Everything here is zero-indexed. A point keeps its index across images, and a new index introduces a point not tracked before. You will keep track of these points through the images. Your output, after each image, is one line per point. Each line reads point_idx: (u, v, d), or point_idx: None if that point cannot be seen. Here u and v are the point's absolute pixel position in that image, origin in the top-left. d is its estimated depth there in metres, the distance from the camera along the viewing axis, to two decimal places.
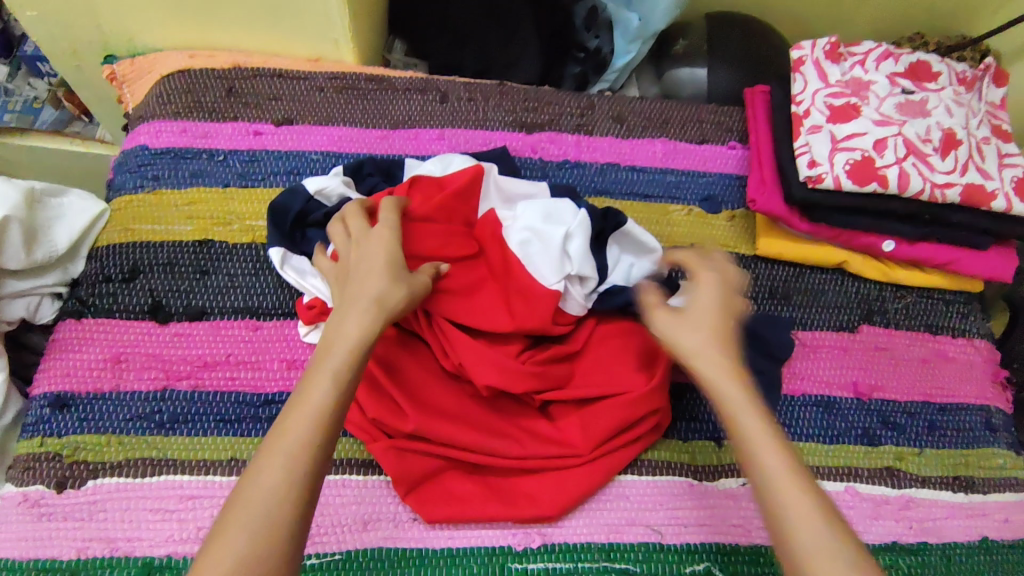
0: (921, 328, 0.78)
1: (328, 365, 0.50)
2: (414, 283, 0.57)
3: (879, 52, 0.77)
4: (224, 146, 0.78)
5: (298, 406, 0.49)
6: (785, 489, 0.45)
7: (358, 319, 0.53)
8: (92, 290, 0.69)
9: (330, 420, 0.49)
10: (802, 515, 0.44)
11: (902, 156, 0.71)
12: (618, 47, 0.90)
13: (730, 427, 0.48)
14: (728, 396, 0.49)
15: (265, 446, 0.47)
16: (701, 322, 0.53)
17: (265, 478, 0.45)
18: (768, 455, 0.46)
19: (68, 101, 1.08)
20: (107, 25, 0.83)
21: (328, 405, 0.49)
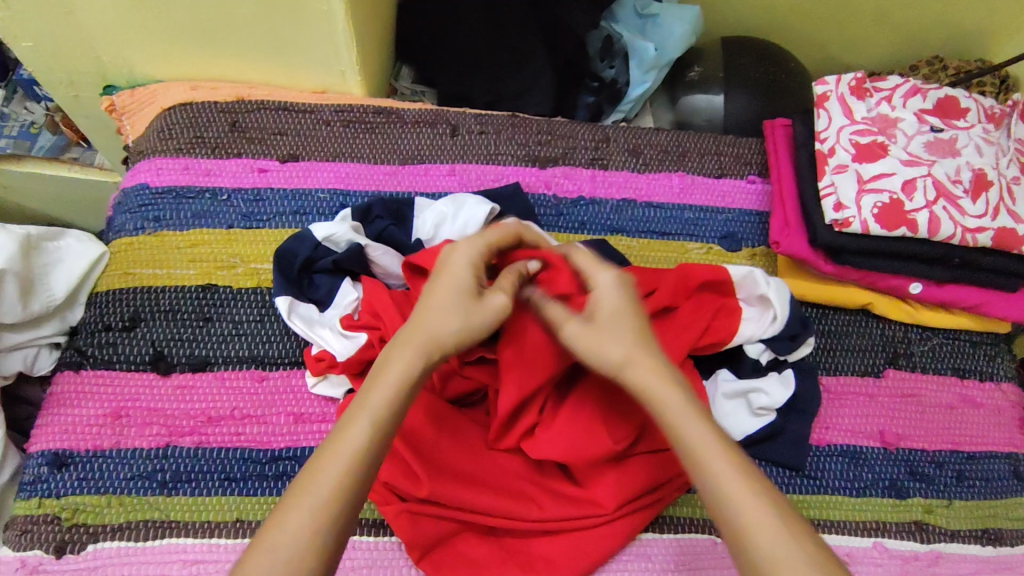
0: (948, 372, 0.76)
1: (373, 399, 0.46)
2: (478, 310, 0.51)
3: (906, 87, 0.74)
4: (228, 184, 0.75)
5: (337, 441, 0.45)
6: (736, 492, 0.44)
7: (410, 348, 0.48)
8: (91, 340, 0.66)
9: (366, 464, 0.45)
10: (756, 518, 0.43)
11: (932, 199, 0.68)
12: (634, 77, 0.88)
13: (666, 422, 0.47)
14: (664, 396, 0.48)
15: (303, 479, 0.44)
16: (612, 330, 0.50)
17: (300, 516, 0.42)
18: (712, 455, 0.45)
19: (65, 128, 1.06)
20: (106, 55, 0.80)
21: (365, 447, 0.45)
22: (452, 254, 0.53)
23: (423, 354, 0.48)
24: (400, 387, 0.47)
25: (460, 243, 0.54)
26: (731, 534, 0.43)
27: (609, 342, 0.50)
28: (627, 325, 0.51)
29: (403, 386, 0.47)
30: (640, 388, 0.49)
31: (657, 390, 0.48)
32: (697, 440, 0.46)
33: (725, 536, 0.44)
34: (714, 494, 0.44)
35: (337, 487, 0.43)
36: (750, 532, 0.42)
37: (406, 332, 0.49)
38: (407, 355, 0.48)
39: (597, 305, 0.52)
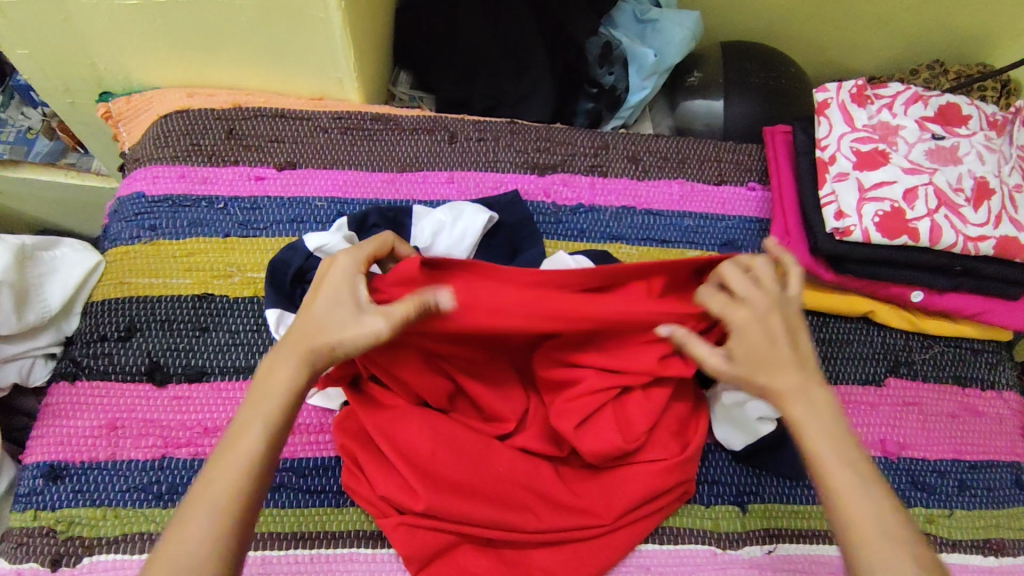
0: (950, 380, 0.76)
1: (262, 410, 0.49)
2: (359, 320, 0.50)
3: (907, 94, 0.74)
4: (225, 193, 0.75)
5: (226, 453, 0.47)
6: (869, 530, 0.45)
7: (292, 363, 0.50)
8: (86, 350, 0.66)
9: (259, 474, 0.47)
10: (860, 520, 0.46)
11: (934, 208, 0.68)
12: (633, 84, 0.87)
13: (818, 473, 0.48)
14: (820, 447, 0.49)
15: (193, 491, 0.46)
16: (757, 359, 0.51)
17: (191, 534, 0.44)
18: (830, 463, 0.48)
19: (63, 134, 1.05)
20: (102, 62, 0.80)
21: (256, 453, 0.47)
22: (331, 264, 0.53)
23: (311, 363, 0.50)
24: (283, 397, 0.49)
25: (339, 254, 0.54)
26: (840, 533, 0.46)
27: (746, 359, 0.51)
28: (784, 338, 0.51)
29: (286, 393, 0.49)
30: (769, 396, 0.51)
31: (788, 395, 0.50)
32: (821, 454, 0.48)
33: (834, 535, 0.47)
34: (825, 493, 0.48)
35: (230, 496, 0.45)
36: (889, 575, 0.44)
37: (286, 342, 0.51)
38: (292, 367, 0.50)
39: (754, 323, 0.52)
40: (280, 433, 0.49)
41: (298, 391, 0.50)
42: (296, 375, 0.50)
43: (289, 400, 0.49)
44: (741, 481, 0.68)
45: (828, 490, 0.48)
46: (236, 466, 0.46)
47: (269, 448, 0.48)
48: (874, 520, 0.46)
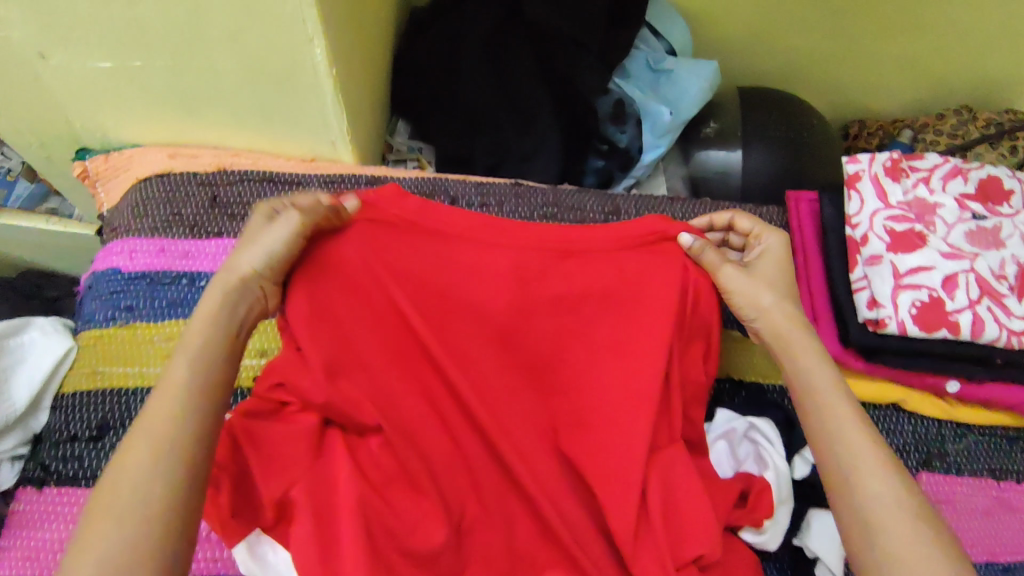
0: (984, 473, 0.71)
1: (186, 349, 0.46)
2: (280, 232, 0.52)
3: (945, 168, 0.68)
4: (206, 268, 0.69)
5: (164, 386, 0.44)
6: (852, 438, 0.47)
7: (215, 300, 0.48)
8: (55, 453, 0.61)
9: (195, 400, 0.43)
10: (858, 456, 0.46)
11: (975, 298, 0.63)
12: (647, 142, 0.82)
13: (808, 395, 0.51)
14: (813, 375, 0.52)
15: (135, 428, 0.42)
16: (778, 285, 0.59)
17: (129, 475, 0.40)
18: (834, 404, 0.50)
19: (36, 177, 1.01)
20: (77, 121, 0.74)
21: (188, 378, 0.44)
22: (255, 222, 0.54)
23: (233, 293, 0.49)
24: (210, 324, 0.47)
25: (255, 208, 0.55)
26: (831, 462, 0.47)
27: (751, 296, 0.58)
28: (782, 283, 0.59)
29: (214, 319, 0.48)
30: (777, 342, 0.55)
31: (790, 340, 0.55)
32: (810, 376, 0.52)
33: (826, 471, 0.48)
34: (822, 427, 0.49)
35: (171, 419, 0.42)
36: (861, 469, 0.46)
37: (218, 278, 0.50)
38: (216, 299, 0.48)
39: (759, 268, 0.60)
40: (213, 358, 0.46)
41: (221, 316, 0.48)
42: (220, 308, 0.48)
43: (214, 327, 0.47)
44: None
45: (812, 409, 0.50)
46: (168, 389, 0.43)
47: (205, 373, 0.45)
48: (875, 464, 0.46)
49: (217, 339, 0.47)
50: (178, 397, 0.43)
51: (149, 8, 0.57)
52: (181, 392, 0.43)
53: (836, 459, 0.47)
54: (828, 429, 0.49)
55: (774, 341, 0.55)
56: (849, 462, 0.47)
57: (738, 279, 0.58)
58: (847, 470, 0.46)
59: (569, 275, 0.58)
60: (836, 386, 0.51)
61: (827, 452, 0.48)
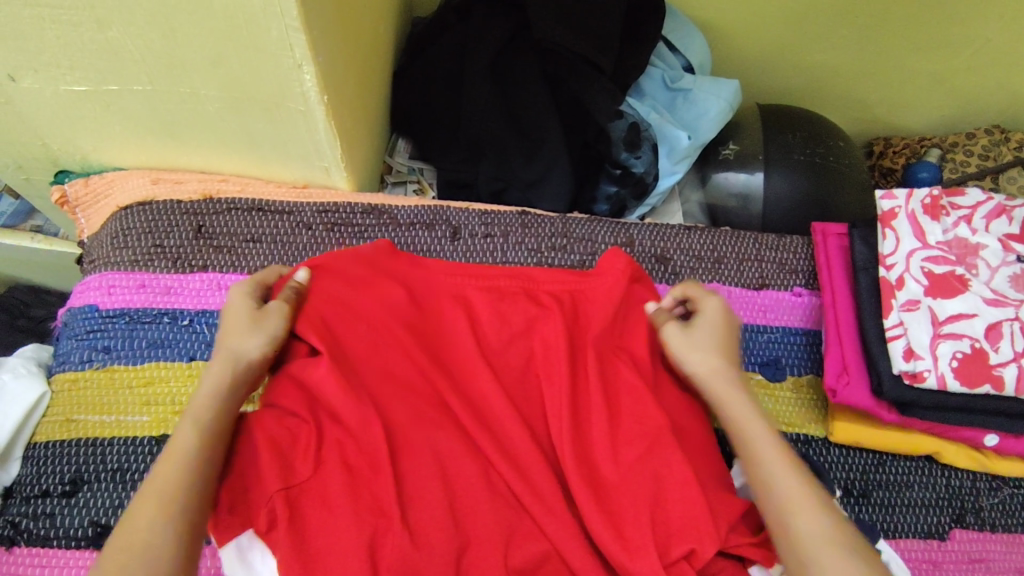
0: (1020, 530, 0.66)
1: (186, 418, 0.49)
2: (262, 320, 0.54)
3: (989, 205, 0.63)
4: (190, 306, 0.64)
5: (166, 460, 0.47)
6: (786, 481, 0.49)
7: (211, 373, 0.52)
8: (24, 509, 0.57)
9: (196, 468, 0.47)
10: (791, 493, 0.49)
11: (1021, 351, 0.58)
12: (663, 168, 0.77)
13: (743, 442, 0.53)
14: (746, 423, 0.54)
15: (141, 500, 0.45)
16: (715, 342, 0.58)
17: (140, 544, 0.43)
18: (766, 450, 0.52)
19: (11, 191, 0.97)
20: (55, 143, 0.69)
21: (194, 448, 0.47)
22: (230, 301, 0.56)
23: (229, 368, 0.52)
24: (209, 399, 0.50)
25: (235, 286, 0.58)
26: (772, 503, 0.49)
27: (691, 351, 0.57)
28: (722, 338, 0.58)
29: (214, 395, 0.51)
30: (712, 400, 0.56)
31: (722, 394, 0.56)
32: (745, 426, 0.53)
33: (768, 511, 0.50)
34: (757, 469, 0.51)
35: (175, 497, 0.45)
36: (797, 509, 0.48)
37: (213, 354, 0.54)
38: (213, 375, 0.52)
39: (698, 323, 0.59)
40: (218, 430, 0.49)
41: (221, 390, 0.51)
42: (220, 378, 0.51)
43: (215, 398, 0.50)
44: None
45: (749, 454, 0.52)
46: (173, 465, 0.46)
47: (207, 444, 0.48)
48: (809, 509, 0.48)
49: (221, 414, 0.50)
50: (186, 474, 0.46)
51: (121, 31, 0.52)
52: (188, 463, 0.46)
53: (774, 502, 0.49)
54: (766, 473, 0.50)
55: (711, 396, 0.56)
56: (786, 504, 0.48)
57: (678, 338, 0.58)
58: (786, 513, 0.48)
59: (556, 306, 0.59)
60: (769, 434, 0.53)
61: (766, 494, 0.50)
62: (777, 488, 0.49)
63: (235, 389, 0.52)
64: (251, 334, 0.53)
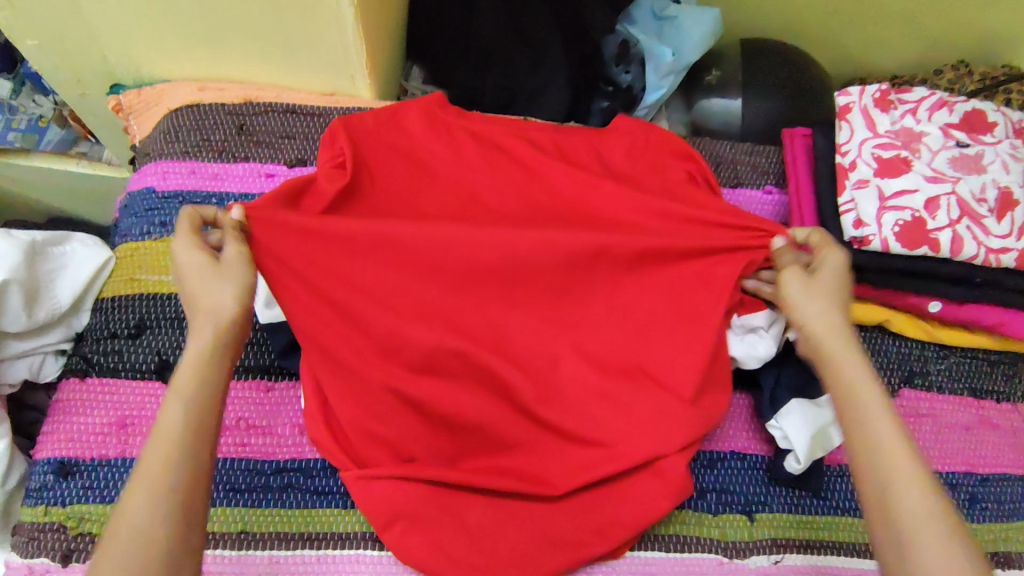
0: (965, 392, 0.75)
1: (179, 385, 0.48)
2: (227, 270, 0.54)
3: (931, 100, 0.72)
4: (236, 189, 0.75)
5: (158, 429, 0.46)
6: (893, 446, 0.47)
7: (195, 335, 0.50)
8: (96, 347, 0.66)
9: (196, 439, 0.46)
10: (897, 459, 0.47)
11: (956, 218, 0.67)
12: (650, 82, 0.88)
13: (848, 402, 0.51)
14: (853, 383, 0.51)
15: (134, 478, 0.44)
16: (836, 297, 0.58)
17: (133, 521, 0.42)
18: (876, 414, 0.49)
19: (75, 124, 1.06)
20: (113, 55, 0.79)
21: (183, 421, 0.46)
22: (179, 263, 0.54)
23: (215, 326, 0.51)
24: (201, 360, 0.49)
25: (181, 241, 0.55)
26: (873, 481, 0.47)
27: (807, 297, 0.57)
28: (838, 293, 0.57)
29: (203, 355, 0.49)
30: (828, 358, 0.54)
31: (843, 362, 0.53)
32: (854, 387, 0.51)
33: (861, 471, 0.48)
34: (857, 427, 0.49)
35: (169, 460, 0.44)
36: (895, 477, 0.46)
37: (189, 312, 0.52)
38: (206, 336, 0.50)
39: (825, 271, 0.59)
40: (206, 392, 0.48)
41: (212, 353, 0.49)
42: (211, 332, 0.50)
43: (210, 365, 0.49)
44: (750, 490, 0.68)
45: (851, 414, 0.50)
46: (164, 441, 0.45)
47: (200, 409, 0.47)
48: (922, 488, 0.46)
49: (210, 370, 0.49)
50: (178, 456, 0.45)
51: None
52: (179, 433, 0.45)
53: (872, 462, 0.48)
54: (869, 436, 0.48)
55: (828, 361, 0.54)
56: (881, 465, 0.47)
57: (800, 290, 0.58)
58: (883, 475, 0.47)
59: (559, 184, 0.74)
60: (880, 399, 0.50)
61: (863, 457, 0.48)
62: (874, 445, 0.48)
63: (225, 346, 0.51)
64: (220, 284, 0.53)
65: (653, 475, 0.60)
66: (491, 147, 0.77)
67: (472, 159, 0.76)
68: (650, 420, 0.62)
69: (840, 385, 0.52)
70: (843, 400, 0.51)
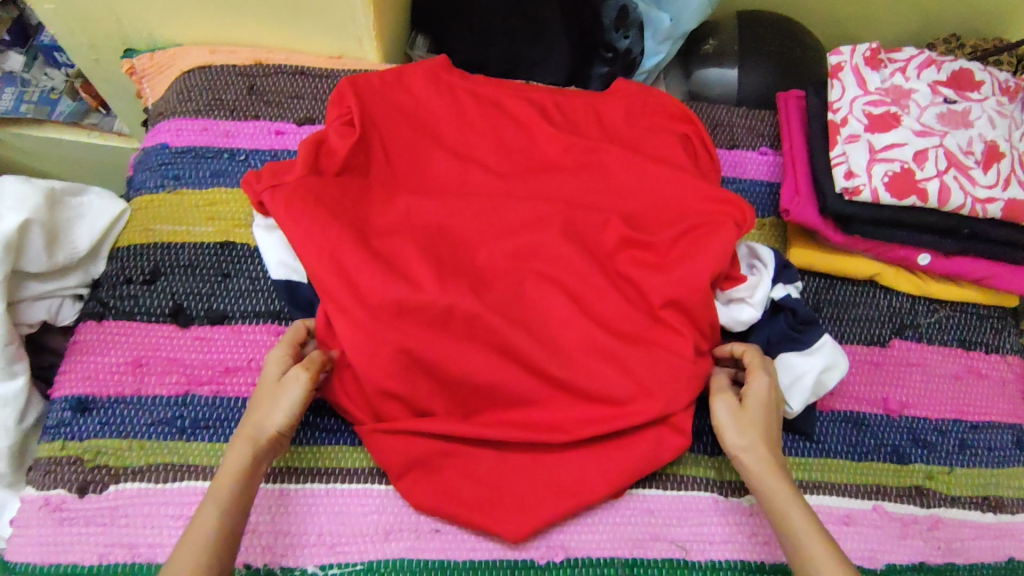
0: (955, 343, 0.77)
1: (215, 496, 0.54)
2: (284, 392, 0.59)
3: (920, 59, 0.75)
4: (247, 145, 0.77)
5: (190, 534, 0.52)
6: (824, 562, 0.53)
7: (238, 454, 0.57)
8: (113, 292, 0.69)
9: (217, 549, 0.52)
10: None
11: (943, 169, 0.69)
12: (648, 47, 0.91)
13: (783, 521, 0.57)
14: (787, 505, 0.57)
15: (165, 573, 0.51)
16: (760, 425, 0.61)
17: None
18: (807, 534, 0.55)
19: (84, 93, 1.08)
20: (126, 20, 0.81)
21: (214, 529, 0.52)
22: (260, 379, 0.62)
23: (257, 448, 0.57)
24: (237, 481, 0.55)
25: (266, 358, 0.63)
26: None
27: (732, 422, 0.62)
28: (766, 425, 0.61)
29: (238, 477, 0.56)
30: (761, 482, 0.59)
31: (778, 484, 0.58)
32: (791, 514, 0.56)
33: None
34: (792, 544, 0.55)
35: (199, 562, 0.51)
36: None
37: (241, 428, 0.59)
38: (242, 454, 0.57)
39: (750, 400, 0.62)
40: (233, 507, 0.54)
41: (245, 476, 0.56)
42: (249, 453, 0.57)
43: (239, 486, 0.55)
44: None
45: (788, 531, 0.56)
46: (199, 539, 0.52)
47: (227, 518, 0.53)
48: None
49: (243, 493, 0.55)
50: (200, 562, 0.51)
51: None
52: (208, 540, 0.52)
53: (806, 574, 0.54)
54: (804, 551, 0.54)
55: (762, 481, 0.59)
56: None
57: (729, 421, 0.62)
58: None
59: (560, 142, 0.77)
60: (814, 528, 0.55)
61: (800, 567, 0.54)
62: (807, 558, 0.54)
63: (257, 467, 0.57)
64: (275, 408, 0.59)
65: (649, 411, 0.63)
66: (495, 107, 0.79)
67: (477, 117, 0.78)
68: (649, 360, 0.64)
69: (777, 507, 0.57)
70: (778, 521, 0.57)
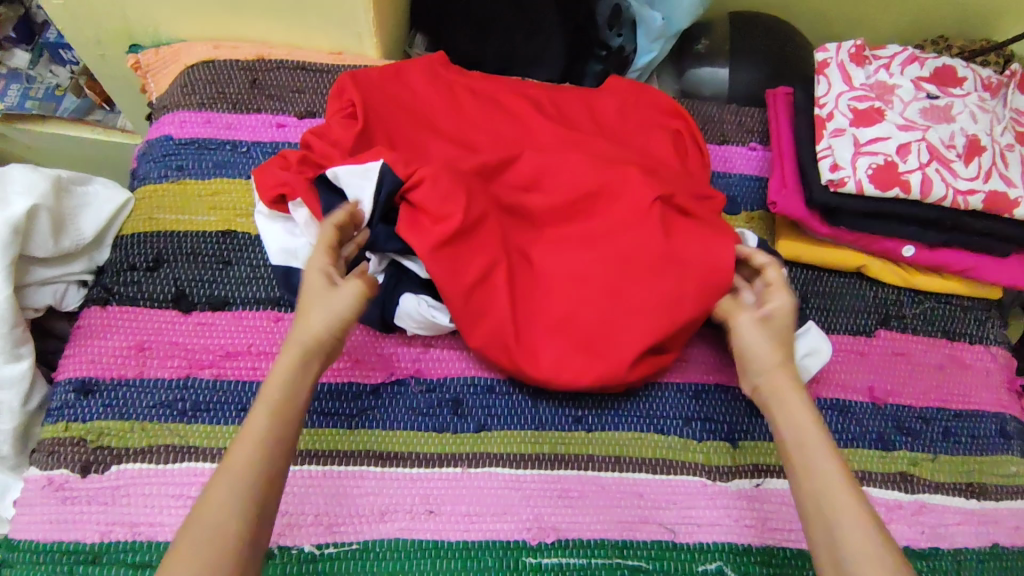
0: (939, 334, 0.79)
1: (265, 393, 0.54)
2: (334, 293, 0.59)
3: (904, 55, 0.77)
4: (249, 138, 0.79)
5: (243, 434, 0.52)
6: (831, 475, 0.53)
7: (286, 356, 0.56)
8: (116, 279, 0.71)
9: (271, 448, 0.51)
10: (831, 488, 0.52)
11: (925, 162, 0.71)
12: (641, 46, 0.92)
13: (791, 438, 0.56)
14: (799, 421, 0.57)
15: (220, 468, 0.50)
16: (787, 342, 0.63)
17: (215, 508, 0.48)
18: (816, 447, 0.55)
19: (90, 91, 1.08)
20: (133, 15, 0.83)
21: (267, 431, 0.52)
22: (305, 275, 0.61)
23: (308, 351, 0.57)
24: (287, 381, 0.55)
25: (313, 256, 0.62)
26: (812, 507, 0.52)
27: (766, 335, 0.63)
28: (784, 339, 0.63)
29: (291, 377, 0.55)
30: (772, 399, 0.59)
31: (788, 402, 0.58)
32: (800, 429, 0.56)
33: (802, 506, 0.53)
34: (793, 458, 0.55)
35: (254, 455, 0.50)
36: (832, 504, 0.51)
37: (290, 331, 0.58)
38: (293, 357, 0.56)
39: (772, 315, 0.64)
40: (284, 411, 0.53)
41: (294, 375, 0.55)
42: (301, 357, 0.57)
43: (292, 388, 0.55)
44: (733, 420, 0.73)
45: (793, 443, 0.56)
46: (256, 441, 0.51)
47: (278, 418, 0.53)
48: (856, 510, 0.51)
49: (291, 393, 0.55)
50: (260, 457, 0.51)
51: None
52: (262, 441, 0.51)
53: (807, 488, 0.53)
54: (806, 465, 0.54)
55: (771, 398, 0.59)
56: (811, 488, 0.53)
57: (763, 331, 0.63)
58: (821, 500, 0.52)
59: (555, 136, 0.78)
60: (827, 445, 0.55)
61: (801, 481, 0.54)
62: (811, 471, 0.53)
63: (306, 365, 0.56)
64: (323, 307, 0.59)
65: None
66: (492, 102, 0.81)
67: (474, 112, 0.80)
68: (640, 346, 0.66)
69: (784, 423, 0.57)
70: (790, 438, 0.56)
